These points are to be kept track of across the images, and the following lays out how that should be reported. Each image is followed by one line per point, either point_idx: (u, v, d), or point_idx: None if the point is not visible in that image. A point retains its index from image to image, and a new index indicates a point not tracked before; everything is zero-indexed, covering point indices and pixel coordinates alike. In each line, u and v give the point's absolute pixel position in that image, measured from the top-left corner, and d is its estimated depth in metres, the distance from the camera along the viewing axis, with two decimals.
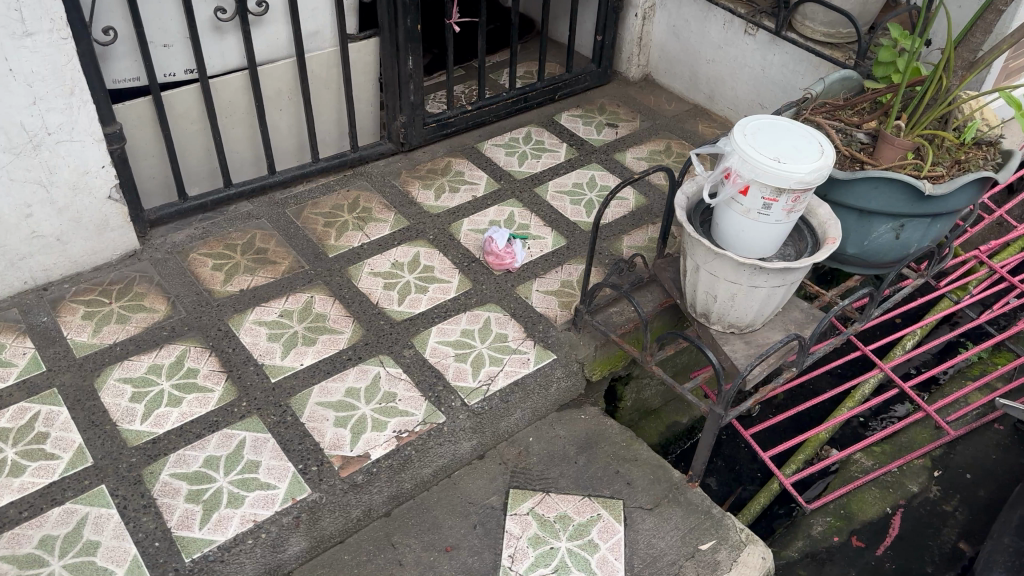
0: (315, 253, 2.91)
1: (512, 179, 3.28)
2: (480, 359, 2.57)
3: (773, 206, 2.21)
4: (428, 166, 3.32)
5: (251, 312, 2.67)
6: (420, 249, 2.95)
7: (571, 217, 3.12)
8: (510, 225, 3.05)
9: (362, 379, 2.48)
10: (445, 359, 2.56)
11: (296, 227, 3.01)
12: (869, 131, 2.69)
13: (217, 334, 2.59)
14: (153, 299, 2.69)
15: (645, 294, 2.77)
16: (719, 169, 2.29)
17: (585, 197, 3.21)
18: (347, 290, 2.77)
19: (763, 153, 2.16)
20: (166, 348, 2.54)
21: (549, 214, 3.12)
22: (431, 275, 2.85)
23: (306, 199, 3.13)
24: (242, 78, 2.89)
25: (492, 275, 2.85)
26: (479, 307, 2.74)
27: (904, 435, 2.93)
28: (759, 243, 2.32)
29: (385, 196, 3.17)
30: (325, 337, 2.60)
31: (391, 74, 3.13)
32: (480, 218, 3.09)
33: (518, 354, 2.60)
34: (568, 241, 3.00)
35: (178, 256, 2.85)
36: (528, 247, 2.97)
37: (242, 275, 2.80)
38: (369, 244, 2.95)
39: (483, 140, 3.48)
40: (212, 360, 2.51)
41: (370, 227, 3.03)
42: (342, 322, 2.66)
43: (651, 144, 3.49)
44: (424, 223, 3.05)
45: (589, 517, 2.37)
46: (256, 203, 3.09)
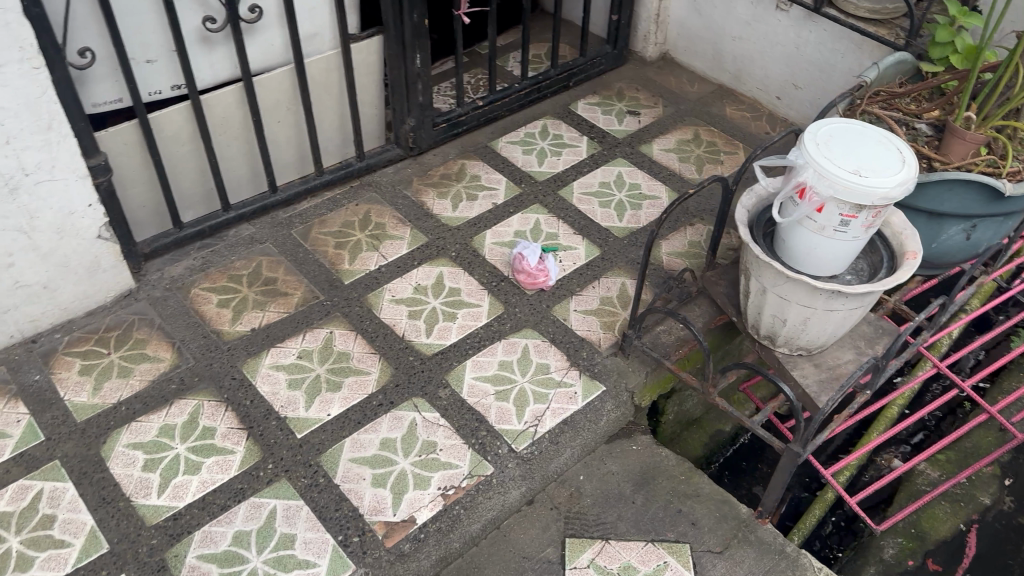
0: (329, 281, 2.65)
1: (533, 181, 3.03)
2: (523, 397, 2.34)
3: (852, 222, 1.99)
4: (441, 171, 3.05)
5: (266, 355, 2.43)
6: (443, 269, 2.70)
7: (602, 222, 2.87)
8: (537, 236, 2.81)
9: (397, 428, 2.25)
10: (485, 399, 2.33)
11: (305, 251, 2.75)
12: (930, 121, 2.46)
13: (232, 384, 2.35)
14: (156, 346, 2.45)
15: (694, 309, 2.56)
16: (787, 183, 2.05)
17: (614, 198, 2.96)
18: (369, 322, 2.53)
19: (842, 166, 1.93)
20: (177, 405, 2.30)
21: (578, 220, 2.88)
22: (459, 300, 2.61)
23: (312, 218, 2.87)
24: (236, 91, 2.59)
25: (525, 296, 2.62)
26: (514, 334, 2.51)
27: (969, 439, 2.74)
28: (833, 260, 2.10)
29: (398, 209, 2.91)
30: (351, 380, 2.37)
31: (397, 74, 2.84)
32: (504, 228, 2.84)
33: (564, 388, 2.37)
34: (602, 251, 2.77)
35: (179, 293, 2.60)
36: (560, 260, 2.73)
37: (252, 312, 2.55)
38: (387, 267, 2.70)
39: (497, 137, 3.21)
40: (229, 417, 2.28)
41: (385, 246, 2.78)
42: (368, 360, 2.42)
43: (678, 133, 3.24)
44: (444, 239, 2.80)
45: (656, 566, 2.19)
46: (259, 225, 2.82)
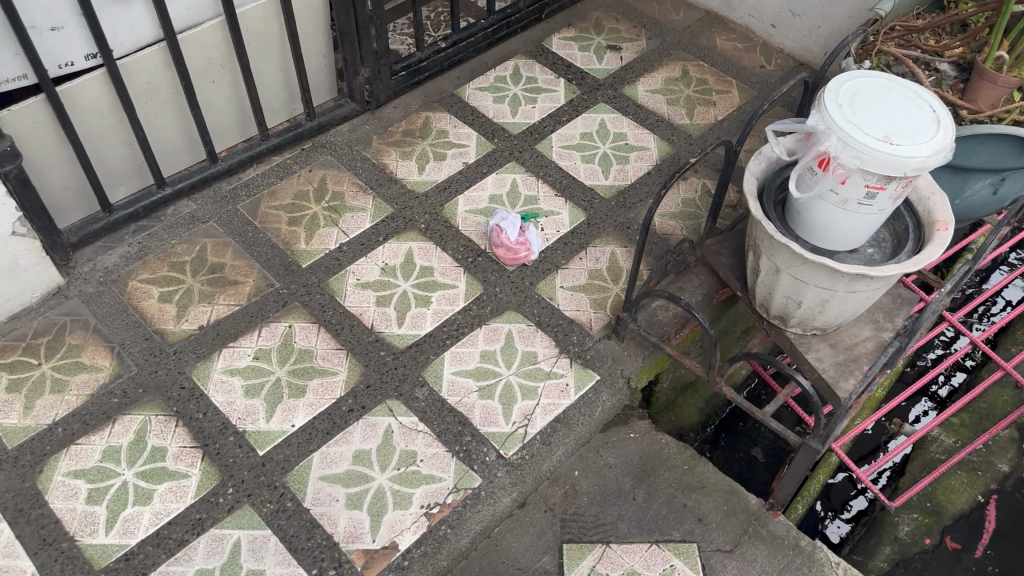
0: (283, 265, 2.37)
1: (506, 135, 2.72)
2: (510, 393, 2.11)
3: (879, 195, 1.73)
4: (403, 127, 2.73)
5: (217, 358, 2.16)
6: (413, 244, 2.43)
7: (586, 181, 2.59)
8: (515, 201, 2.53)
9: (370, 438, 2.02)
10: (467, 398, 2.10)
11: (254, 230, 2.45)
12: (954, 60, 2.18)
13: (181, 396, 2.09)
14: (93, 353, 2.16)
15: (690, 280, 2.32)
16: (805, 149, 1.78)
17: (597, 151, 2.67)
18: (332, 313, 2.26)
19: (869, 132, 1.66)
20: (121, 423, 2.04)
21: (559, 179, 2.60)
22: (432, 281, 2.34)
23: (260, 189, 2.55)
24: (159, 52, 2.23)
25: (505, 273, 2.36)
26: (495, 319, 2.26)
27: (983, 400, 2.57)
28: (855, 234, 1.86)
29: (357, 176, 2.60)
30: (316, 383, 2.12)
31: (346, 20, 2.48)
32: (477, 193, 2.55)
33: (554, 380, 2.14)
34: (587, 215, 2.50)
35: (115, 287, 2.30)
36: (541, 228, 2.46)
37: (199, 306, 2.27)
38: (349, 245, 2.42)
39: (464, 83, 2.88)
40: (181, 434, 2.02)
41: (345, 221, 2.48)
42: (333, 359, 2.17)
43: (664, 70, 2.92)
44: (411, 209, 2.51)
45: (662, 571, 2.01)
46: (201, 200, 2.50)
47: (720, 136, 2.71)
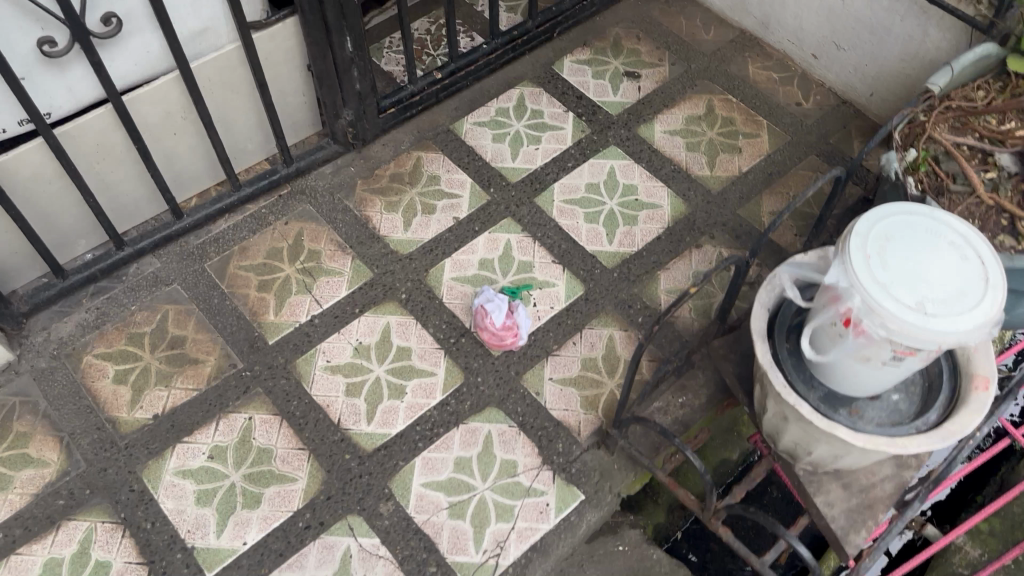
0: (248, 341, 2.17)
1: (504, 182, 2.44)
2: (483, 512, 1.92)
3: (908, 358, 1.49)
4: (391, 171, 2.47)
5: (170, 456, 2.00)
6: (391, 318, 2.19)
7: (587, 245, 2.32)
8: (507, 268, 2.26)
9: (326, 563, 1.87)
10: (435, 516, 1.92)
11: (220, 296, 2.25)
12: (1017, 150, 1.84)
13: (130, 499, 1.94)
14: (41, 443, 2.01)
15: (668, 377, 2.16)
16: (825, 296, 1.53)
17: (603, 208, 2.39)
18: (297, 403, 2.08)
19: (900, 297, 1.41)
20: (65, 530, 1.90)
21: (558, 241, 2.32)
22: (409, 368, 2.11)
23: (230, 244, 2.34)
24: (107, 113, 2.01)
25: (488, 359, 2.13)
26: (473, 417, 2.05)
27: (1018, 503, 2.31)
28: (880, 384, 1.62)
29: (336, 230, 2.36)
30: (273, 491, 1.96)
31: (322, 62, 2.21)
32: (468, 256, 2.29)
33: (533, 499, 1.95)
34: (586, 288, 2.24)
35: (68, 362, 2.14)
36: (534, 304, 2.20)
37: (156, 390, 2.10)
38: (321, 317, 2.20)
39: (461, 116, 2.59)
40: (127, 546, 1.88)
41: (319, 287, 2.26)
42: (294, 461, 1.99)
43: (686, 107, 2.61)
44: (392, 273, 2.27)
45: None
46: (167, 257, 2.31)
47: (742, 193, 2.42)
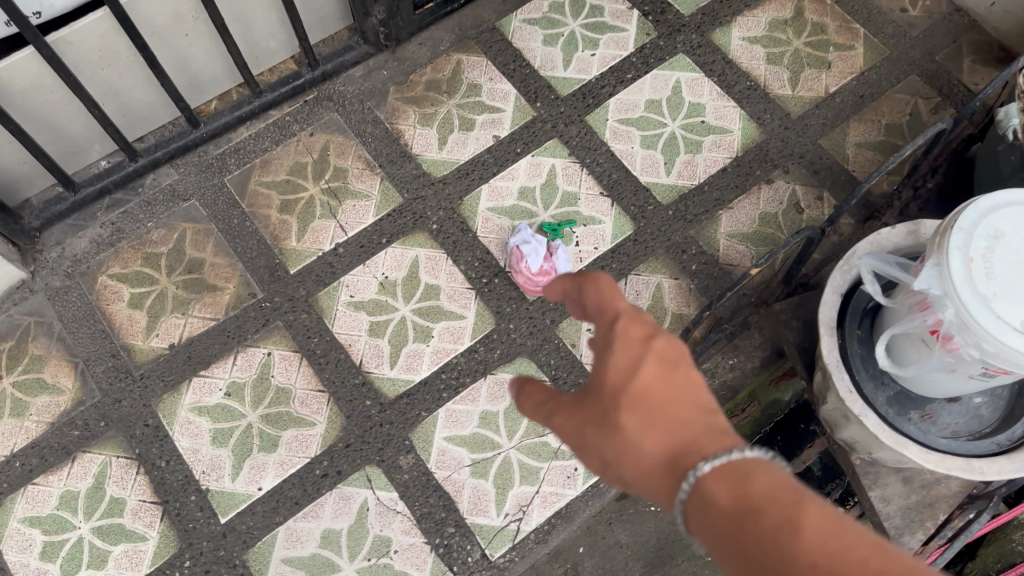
0: (268, 269, 2.02)
1: (553, 97, 2.17)
2: (508, 474, 1.81)
3: (1002, 378, 1.26)
4: (427, 77, 2.21)
5: (186, 391, 1.92)
6: (420, 251, 2.02)
7: (641, 176, 2.07)
8: (549, 199, 2.05)
9: (342, 515, 1.79)
10: (457, 473, 1.82)
11: (240, 216, 2.09)
12: None
13: (145, 435, 1.88)
14: (56, 369, 1.94)
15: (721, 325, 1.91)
16: (912, 296, 1.30)
17: (663, 131, 2.12)
18: (317, 340, 1.95)
19: (1004, 315, 1.16)
20: (80, 463, 1.86)
21: (609, 170, 2.07)
22: (437, 308, 1.96)
23: (251, 156, 2.15)
24: (106, 18, 1.79)
25: (522, 304, 1.95)
26: (502, 368, 1.90)
27: None
28: (961, 392, 1.40)
29: (365, 146, 2.14)
30: (290, 434, 1.86)
31: None
32: (506, 183, 2.07)
33: (561, 462, 1.82)
34: (636, 227, 2.01)
35: (82, 283, 2.03)
36: (576, 243, 2.00)
37: (172, 318, 1.99)
38: (346, 247, 2.04)
39: (509, 12, 2.28)
40: (142, 484, 1.84)
41: (345, 212, 2.08)
42: (312, 404, 1.88)
43: (770, 10, 2.26)
44: (423, 200, 2.07)
45: None
46: (185, 168, 2.14)
47: (825, 120, 2.12)
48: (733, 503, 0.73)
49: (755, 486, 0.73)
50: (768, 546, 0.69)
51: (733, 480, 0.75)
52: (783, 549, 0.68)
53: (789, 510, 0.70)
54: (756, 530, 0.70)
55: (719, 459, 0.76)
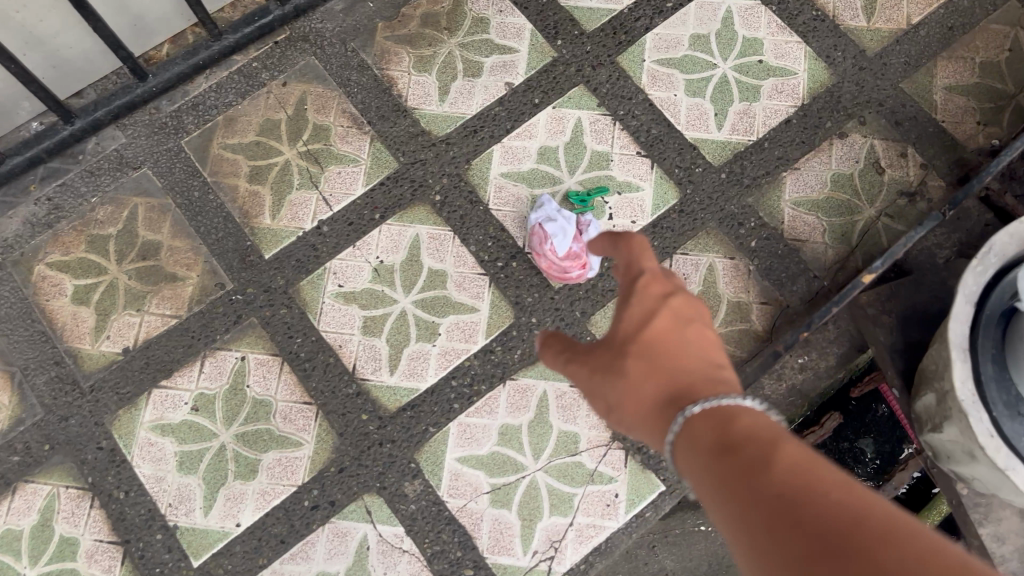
0: (238, 254, 1.68)
1: (577, 33, 1.78)
2: (534, 503, 1.51)
3: None
4: (424, 10, 1.81)
5: (145, 405, 1.60)
6: (422, 229, 1.67)
7: (687, 131, 1.70)
8: (576, 162, 1.69)
9: (337, 555, 1.50)
10: (473, 503, 1.52)
11: (201, 187, 1.73)
12: None
13: (98, 460, 1.57)
14: None
15: (787, 314, 1.59)
16: None
17: (713, 75, 1.74)
18: (301, 341, 1.61)
19: None
20: (23, 495, 1.55)
21: (647, 124, 1.71)
22: (443, 299, 1.63)
23: (213, 112, 1.78)
24: None
25: (546, 293, 1.62)
26: (524, 371, 1.58)
27: None
28: None
29: (350, 97, 1.77)
30: (272, 458, 1.55)
31: None
32: (523, 143, 1.71)
33: (599, 487, 1.52)
34: (682, 195, 1.66)
35: (14, 273, 1.68)
36: (610, 216, 1.65)
37: (125, 316, 1.66)
38: (330, 224, 1.68)
39: None
40: (98, 521, 1.54)
41: (329, 180, 1.71)
42: (298, 420, 1.57)
43: None
44: (423, 164, 1.71)
45: None
46: (133, 129, 1.76)
47: (908, 58, 1.75)
48: (713, 437, 0.76)
49: (737, 424, 0.76)
50: (736, 462, 0.71)
51: (719, 421, 0.78)
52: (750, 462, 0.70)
53: (765, 447, 0.70)
54: (733, 451, 0.73)
55: (711, 402, 0.81)
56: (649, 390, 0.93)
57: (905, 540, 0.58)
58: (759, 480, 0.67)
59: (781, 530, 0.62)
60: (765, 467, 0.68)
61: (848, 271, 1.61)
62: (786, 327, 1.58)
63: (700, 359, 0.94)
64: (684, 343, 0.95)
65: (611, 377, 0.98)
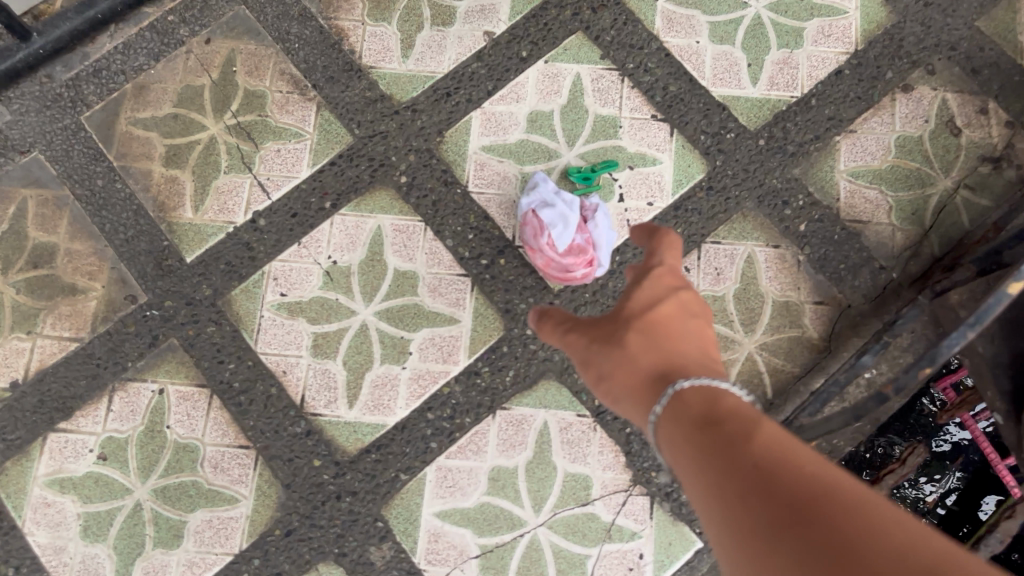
0: (153, 258, 1.33)
1: None
2: (535, 569, 1.20)
3: None
4: None
5: (39, 455, 1.26)
6: (384, 220, 1.32)
7: (713, 87, 1.36)
8: (576, 130, 1.35)
9: None
10: (458, 571, 1.20)
11: (106, 175, 1.37)
12: None
13: None
14: None
15: (848, 316, 1.26)
16: None
17: (744, 15, 1.39)
18: (235, 368, 1.27)
19: None
20: None
21: (663, 79, 1.36)
22: (413, 308, 1.29)
23: (119, 79, 1.41)
24: None
25: (543, 298, 1.29)
26: (518, 400, 1.25)
27: None
28: None
29: (290, 56, 1.41)
30: (200, 519, 1.23)
31: None
32: (509, 107, 1.37)
33: (618, 546, 1.20)
34: (710, 168, 1.32)
35: None
36: (621, 195, 1.32)
37: (12, 341, 1.31)
38: (268, 217, 1.33)
39: None
40: None
41: (265, 161, 1.36)
42: (232, 470, 1.24)
43: None
44: (383, 138, 1.36)
45: None
46: (18, 103, 1.39)
47: None
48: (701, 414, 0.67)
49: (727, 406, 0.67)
50: (716, 440, 0.62)
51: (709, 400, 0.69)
52: (730, 440, 0.61)
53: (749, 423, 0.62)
54: (712, 426, 0.65)
55: (698, 381, 0.73)
56: (639, 362, 0.81)
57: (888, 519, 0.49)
58: (738, 456, 0.59)
59: (757, 505, 0.54)
60: (745, 443, 0.59)
61: (922, 260, 1.28)
62: (847, 333, 1.25)
63: (703, 349, 0.82)
64: (686, 325, 0.84)
65: (604, 347, 0.87)
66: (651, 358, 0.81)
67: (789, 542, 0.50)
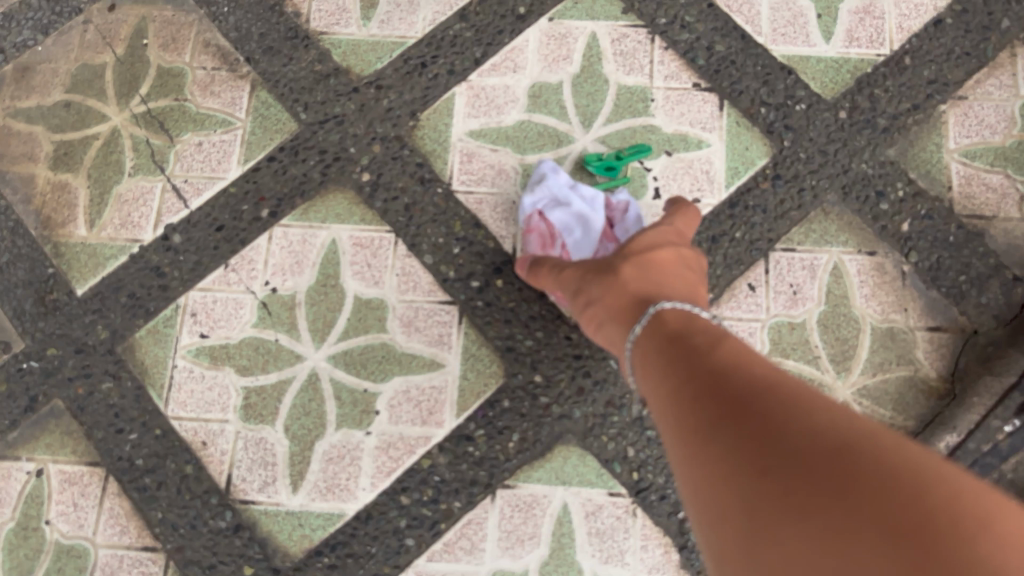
0: (33, 291, 0.99)
1: None
2: None
3: None
4: None
5: None
6: (339, 231, 0.99)
7: (773, 46, 1.03)
8: (593, 105, 1.02)
9: None
10: None
11: None
12: None
13: None
14: None
15: (976, 347, 0.92)
16: None
17: None
18: (139, 439, 0.93)
19: None
20: None
21: (707, 36, 1.03)
22: (380, 348, 0.95)
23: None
24: None
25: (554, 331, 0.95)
26: (525, 474, 0.91)
27: None
28: None
29: (217, 22, 1.07)
30: None
31: None
32: (503, 79, 1.03)
33: None
34: (775, 152, 0.98)
35: None
36: (656, 189, 0.98)
37: None
38: (185, 232, 1.00)
39: None
40: None
41: (183, 158, 1.03)
42: None
43: None
44: (338, 124, 1.02)
45: None
46: None
47: None
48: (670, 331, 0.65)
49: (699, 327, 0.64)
50: (680, 349, 0.61)
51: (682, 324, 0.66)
52: (693, 349, 0.60)
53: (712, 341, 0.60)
54: (677, 341, 0.63)
55: (679, 304, 0.69)
56: (624, 288, 0.75)
57: (830, 408, 0.48)
58: (697, 365, 0.58)
59: (706, 409, 0.53)
60: (706, 347, 0.59)
61: None
62: (976, 371, 0.91)
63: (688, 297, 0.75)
64: (681, 270, 0.77)
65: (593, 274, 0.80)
66: (626, 285, 0.75)
67: (725, 434, 0.50)
